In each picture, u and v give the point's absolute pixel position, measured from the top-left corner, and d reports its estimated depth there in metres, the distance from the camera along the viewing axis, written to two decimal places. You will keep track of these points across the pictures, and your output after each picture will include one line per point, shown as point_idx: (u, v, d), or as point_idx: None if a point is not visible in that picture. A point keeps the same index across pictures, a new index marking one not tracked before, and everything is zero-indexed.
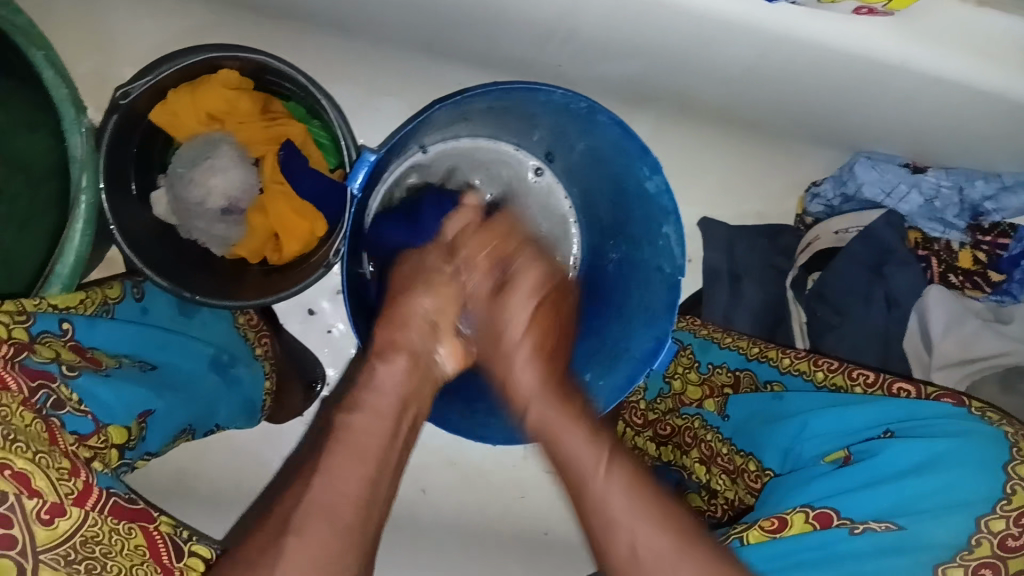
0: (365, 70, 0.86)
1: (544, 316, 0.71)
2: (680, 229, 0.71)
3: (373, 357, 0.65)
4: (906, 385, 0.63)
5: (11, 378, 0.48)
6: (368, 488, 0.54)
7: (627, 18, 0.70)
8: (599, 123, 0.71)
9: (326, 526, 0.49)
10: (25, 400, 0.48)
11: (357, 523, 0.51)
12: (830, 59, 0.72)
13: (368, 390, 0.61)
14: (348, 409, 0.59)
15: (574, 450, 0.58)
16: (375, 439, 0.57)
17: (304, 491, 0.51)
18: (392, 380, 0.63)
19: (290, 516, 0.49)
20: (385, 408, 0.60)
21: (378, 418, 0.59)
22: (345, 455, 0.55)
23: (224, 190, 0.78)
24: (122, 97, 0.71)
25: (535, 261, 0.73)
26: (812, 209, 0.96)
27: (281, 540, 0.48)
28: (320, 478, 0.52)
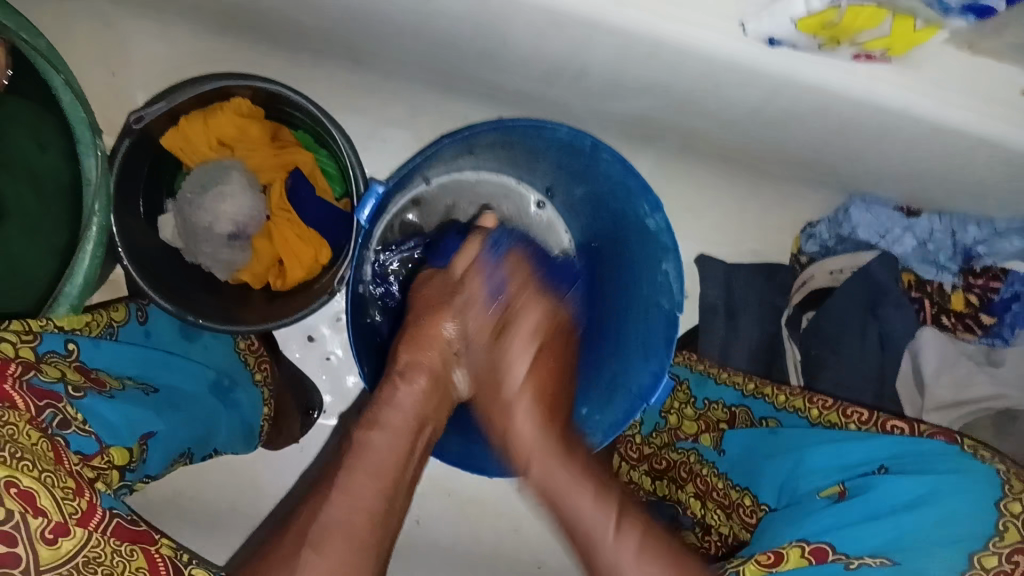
0: (375, 102, 0.88)
1: (544, 364, 0.72)
2: (680, 265, 0.72)
3: (394, 374, 0.67)
4: (900, 422, 0.64)
5: (19, 397, 0.49)
6: (379, 503, 0.56)
7: (635, 60, 0.72)
8: (603, 160, 0.72)
9: (342, 543, 0.52)
10: (31, 419, 0.49)
11: (371, 538, 0.54)
12: (831, 103, 0.74)
13: (386, 401, 0.64)
14: (368, 425, 0.62)
15: (622, 565, 0.55)
16: (390, 457, 0.60)
17: (318, 507, 0.54)
18: (409, 399, 0.65)
19: (308, 527, 0.52)
20: (401, 426, 0.63)
21: (397, 436, 0.62)
22: (360, 470, 0.57)
23: (232, 216, 0.78)
24: (137, 122, 0.72)
25: (535, 303, 0.73)
26: (808, 248, 0.98)
27: (298, 552, 0.50)
28: (339, 494, 0.55)
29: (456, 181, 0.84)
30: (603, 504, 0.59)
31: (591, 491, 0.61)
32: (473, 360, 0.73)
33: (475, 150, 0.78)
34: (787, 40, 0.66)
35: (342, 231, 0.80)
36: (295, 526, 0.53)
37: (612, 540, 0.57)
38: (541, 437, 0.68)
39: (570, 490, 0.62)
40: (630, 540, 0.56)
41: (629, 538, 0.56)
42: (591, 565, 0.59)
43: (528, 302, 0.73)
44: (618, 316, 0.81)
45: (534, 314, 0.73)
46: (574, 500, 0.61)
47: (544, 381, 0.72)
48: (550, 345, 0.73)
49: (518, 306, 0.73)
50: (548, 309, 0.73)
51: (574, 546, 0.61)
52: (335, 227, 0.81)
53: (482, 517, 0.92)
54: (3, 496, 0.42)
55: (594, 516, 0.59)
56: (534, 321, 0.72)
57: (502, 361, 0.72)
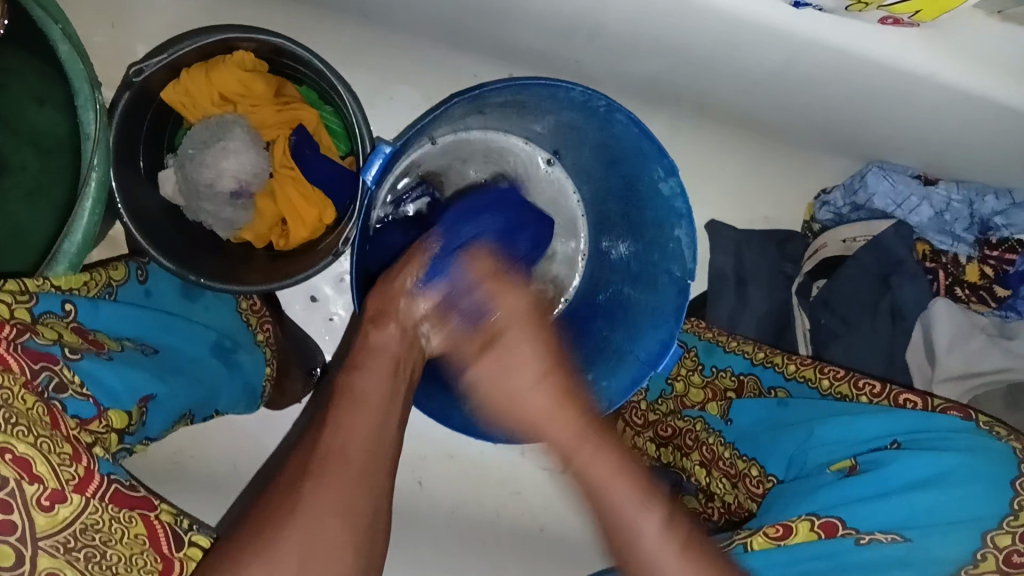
0: (382, 58, 0.85)
1: (536, 348, 0.68)
2: (693, 231, 0.70)
3: (367, 323, 0.67)
4: (913, 396, 0.63)
5: (13, 359, 0.47)
6: (375, 435, 0.55)
7: (653, 17, 0.69)
8: (617, 122, 0.70)
9: (341, 468, 0.51)
10: (27, 383, 0.48)
11: (368, 466, 0.53)
12: (852, 66, 0.71)
13: (368, 349, 0.64)
14: (351, 373, 0.62)
15: (664, 560, 0.55)
16: (373, 400, 0.59)
17: (315, 442, 0.53)
18: (387, 340, 0.65)
19: (307, 464, 0.51)
20: (384, 366, 0.63)
21: (379, 376, 0.62)
22: (347, 408, 0.57)
23: (235, 173, 0.75)
24: (135, 75, 0.69)
25: (519, 298, 0.70)
26: (820, 216, 0.96)
27: (298, 485, 0.50)
28: (334, 431, 0.54)
29: (461, 139, 0.82)
30: (626, 477, 0.59)
31: (630, 477, 0.59)
32: (505, 369, 0.67)
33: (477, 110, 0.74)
34: (812, 2, 0.64)
35: (345, 189, 0.78)
36: (298, 463, 0.52)
37: (602, 472, 0.59)
38: (578, 436, 0.62)
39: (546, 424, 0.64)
40: (625, 483, 0.58)
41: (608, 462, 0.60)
42: (611, 533, 0.58)
43: (506, 294, 0.70)
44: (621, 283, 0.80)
45: (522, 301, 0.70)
46: (553, 437, 0.63)
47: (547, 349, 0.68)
48: (530, 320, 0.69)
49: (503, 299, 0.70)
50: (526, 297, 0.71)
51: (596, 513, 0.60)
52: (339, 186, 0.78)
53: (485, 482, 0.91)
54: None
55: (603, 469, 0.59)
56: (519, 305, 0.70)
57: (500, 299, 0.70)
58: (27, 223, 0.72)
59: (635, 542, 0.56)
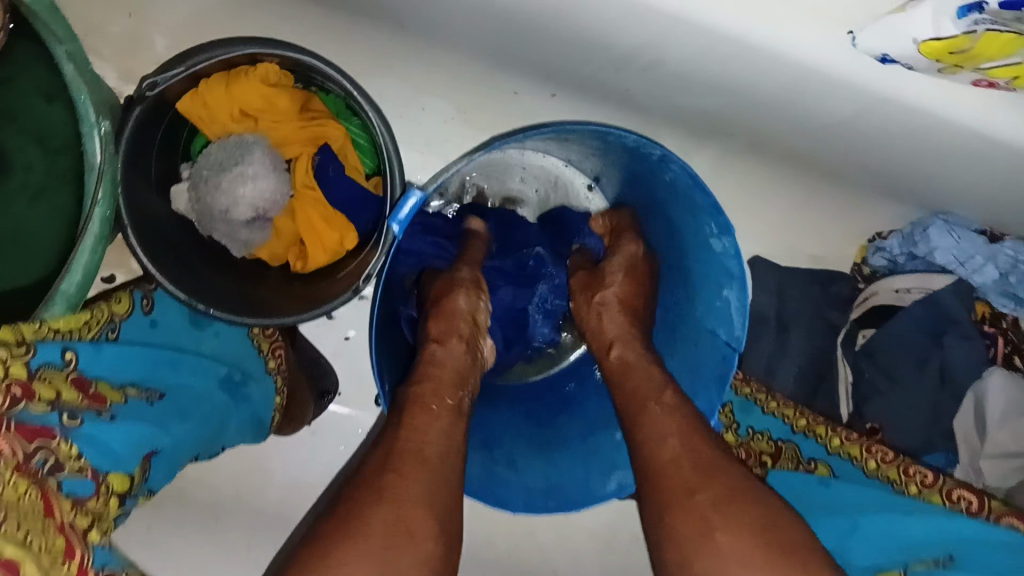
0: (413, 68, 0.78)
1: (631, 285, 0.71)
2: (745, 296, 0.64)
3: (430, 340, 0.68)
4: (966, 493, 0.61)
5: (4, 442, 0.43)
6: (443, 440, 0.58)
7: (717, 58, 0.63)
8: (671, 172, 0.64)
9: (422, 465, 0.55)
10: (19, 466, 0.43)
11: (443, 464, 0.56)
12: (930, 124, 0.65)
13: (434, 363, 0.65)
14: (414, 382, 0.64)
15: (705, 527, 0.51)
16: (441, 406, 0.61)
17: (391, 441, 0.57)
18: (450, 355, 0.67)
19: (388, 459, 0.55)
20: (447, 378, 0.64)
21: (441, 387, 0.63)
22: (415, 410, 0.60)
23: (253, 201, 0.68)
24: (150, 89, 0.62)
25: (632, 241, 0.74)
26: (873, 261, 0.88)
27: (383, 473, 0.54)
28: (408, 431, 0.58)
29: (498, 157, 0.75)
30: (702, 464, 0.54)
31: (722, 499, 0.52)
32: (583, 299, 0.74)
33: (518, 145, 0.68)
34: (902, 59, 0.57)
35: (368, 213, 0.72)
36: (380, 455, 0.56)
37: (684, 514, 0.52)
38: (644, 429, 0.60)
39: (641, 411, 0.62)
40: (687, 472, 0.55)
41: (672, 446, 0.57)
42: (660, 531, 0.54)
43: (624, 240, 0.74)
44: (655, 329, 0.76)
45: (634, 246, 0.73)
46: (655, 448, 0.58)
47: (638, 295, 0.71)
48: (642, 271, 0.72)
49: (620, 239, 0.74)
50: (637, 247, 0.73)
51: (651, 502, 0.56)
52: (362, 210, 0.72)
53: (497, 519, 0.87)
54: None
55: (719, 485, 0.53)
56: (630, 253, 0.73)
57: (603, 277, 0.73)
58: (32, 226, 0.69)
59: (687, 549, 0.51)
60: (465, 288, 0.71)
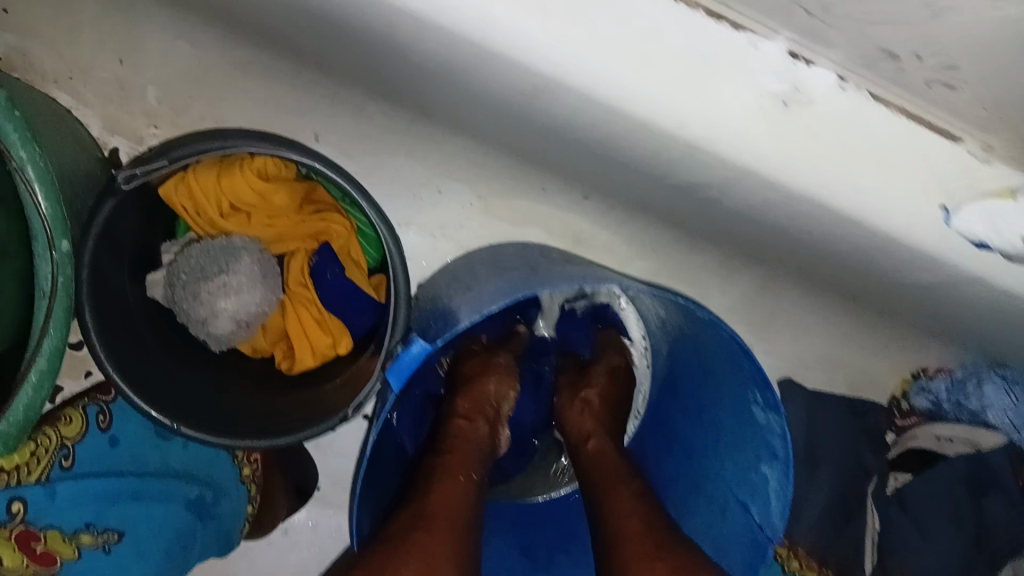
0: (434, 151, 0.70)
1: (607, 391, 0.71)
2: (783, 477, 0.56)
3: (457, 415, 0.66)
4: None
5: None
6: (467, 508, 0.57)
7: (785, 209, 0.54)
8: (717, 332, 0.56)
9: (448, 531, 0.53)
10: None
11: (466, 531, 0.55)
12: (1017, 306, 0.57)
13: (462, 437, 0.64)
14: (440, 452, 0.62)
15: None
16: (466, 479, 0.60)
17: (418, 499, 0.56)
18: (477, 435, 0.65)
19: (416, 516, 0.53)
20: (472, 453, 0.63)
21: (467, 460, 0.62)
22: (445, 477, 0.58)
23: (235, 314, 0.58)
24: (125, 181, 0.54)
25: (620, 350, 0.75)
26: (916, 400, 0.81)
27: (410, 530, 0.52)
28: (435, 492, 0.56)
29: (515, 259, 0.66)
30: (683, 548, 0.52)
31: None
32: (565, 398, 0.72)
33: (537, 276, 0.59)
34: (1001, 247, 0.49)
35: (369, 320, 0.65)
36: (407, 510, 0.55)
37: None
38: (626, 501, 0.58)
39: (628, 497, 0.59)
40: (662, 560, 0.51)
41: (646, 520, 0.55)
42: None
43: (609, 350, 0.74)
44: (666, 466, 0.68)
45: (620, 359, 0.74)
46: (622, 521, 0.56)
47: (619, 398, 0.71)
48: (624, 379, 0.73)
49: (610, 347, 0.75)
50: (622, 354, 0.75)
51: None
52: (363, 315, 0.65)
53: None
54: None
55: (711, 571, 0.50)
56: (616, 360, 0.74)
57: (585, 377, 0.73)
58: None
59: None
60: (494, 376, 0.69)
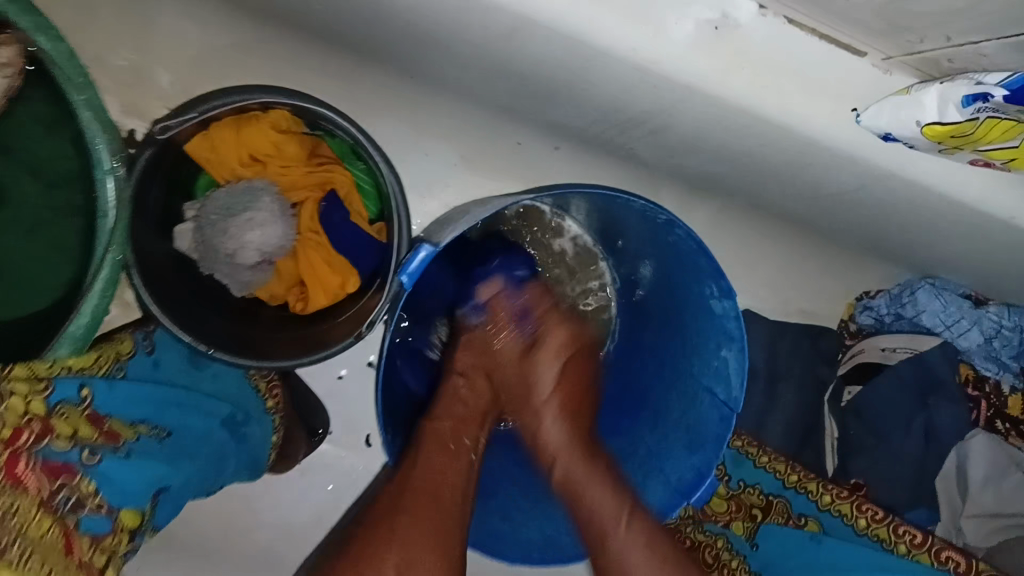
0: (422, 113, 0.79)
1: (570, 375, 0.73)
2: (743, 355, 0.65)
3: (455, 375, 0.74)
4: (954, 553, 0.65)
5: (30, 478, 0.46)
6: (458, 477, 0.64)
7: (727, 128, 0.64)
8: (674, 234, 0.65)
9: (433, 507, 0.61)
10: (44, 501, 0.47)
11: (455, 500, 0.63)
12: (932, 202, 0.67)
13: (453, 397, 0.72)
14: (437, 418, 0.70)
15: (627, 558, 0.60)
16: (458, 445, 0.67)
17: (407, 474, 0.64)
18: (468, 394, 0.73)
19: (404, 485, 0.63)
20: (461, 417, 0.70)
21: (459, 422, 0.70)
22: (434, 447, 0.66)
23: (259, 246, 0.70)
24: (161, 131, 0.63)
25: (564, 323, 0.76)
26: (860, 318, 0.90)
27: (395, 517, 0.60)
28: (423, 462, 0.64)
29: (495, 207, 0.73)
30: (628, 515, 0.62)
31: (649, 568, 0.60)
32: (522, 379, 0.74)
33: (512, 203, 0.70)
34: (904, 139, 0.58)
35: (373, 260, 0.73)
36: (393, 489, 0.64)
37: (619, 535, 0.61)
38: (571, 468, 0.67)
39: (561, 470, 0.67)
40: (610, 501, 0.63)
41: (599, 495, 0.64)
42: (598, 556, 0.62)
43: (553, 324, 0.75)
44: (657, 386, 0.74)
45: (565, 331, 0.75)
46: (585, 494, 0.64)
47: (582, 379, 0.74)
48: (580, 354, 0.75)
49: (551, 319, 0.75)
50: (572, 329, 0.76)
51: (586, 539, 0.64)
52: (367, 256, 0.73)
53: None
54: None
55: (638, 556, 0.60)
56: (561, 336, 0.75)
57: (533, 375, 0.73)
58: None
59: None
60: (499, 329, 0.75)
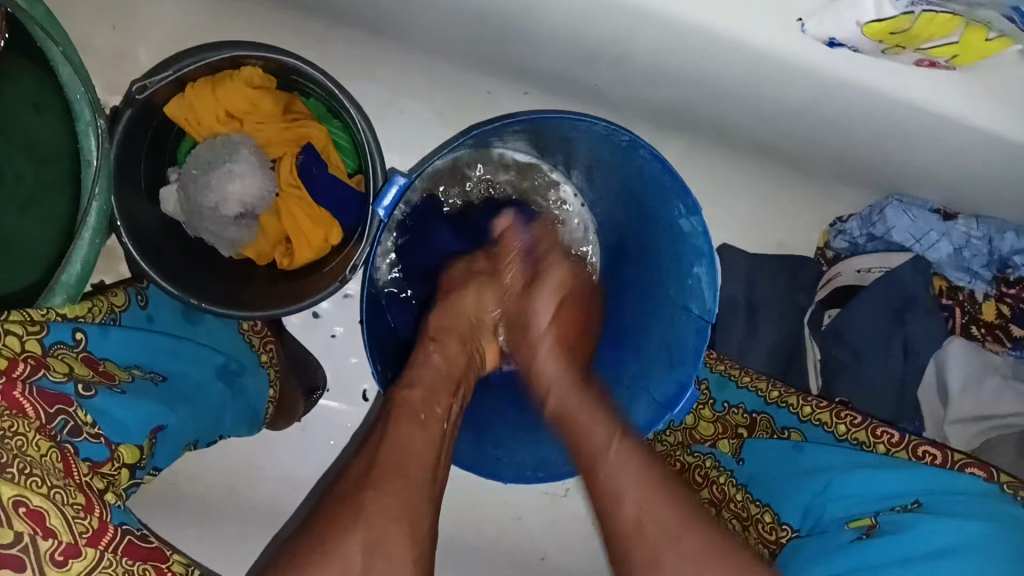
0: (392, 71, 0.82)
1: (567, 311, 0.73)
2: (713, 270, 0.67)
3: (428, 339, 0.69)
4: (932, 448, 0.63)
5: (29, 404, 0.46)
6: (428, 450, 0.58)
7: (681, 50, 0.67)
8: (639, 156, 0.67)
9: (400, 482, 0.54)
10: (42, 427, 0.46)
11: (426, 478, 0.56)
12: (888, 108, 0.69)
13: (427, 363, 0.66)
14: (407, 386, 0.63)
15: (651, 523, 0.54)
16: (429, 413, 0.61)
17: (374, 450, 0.56)
18: (443, 360, 0.67)
19: (366, 474, 0.54)
20: (436, 382, 0.64)
21: (432, 392, 0.63)
22: (406, 420, 0.59)
23: (241, 196, 0.73)
24: (139, 91, 0.66)
25: (562, 263, 0.75)
26: (835, 244, 0.93)
27: (361, 494, 0.52)
28: (390, 443, 0.57)
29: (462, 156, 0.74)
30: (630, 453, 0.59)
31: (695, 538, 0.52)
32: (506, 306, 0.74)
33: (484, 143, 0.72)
34: (849, 43, 0.61)
35: (354, 211, 0.75)
36: (348, 481, 0.54)
37: (636, 505, 0.55)
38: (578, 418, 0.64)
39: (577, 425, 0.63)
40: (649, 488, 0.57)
41: (625, 461, 0.59)
42: (605, 516, 0.57)
43: (554, 263, 0.75)
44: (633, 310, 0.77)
45: (564, 269, 0.75)
46: (586, 435, 0.63)
47: (572, 303, 0.74)
48: (571, 301, 0.74)
49: (554, 261, 0.75)
50: (571, 270, 0.75)
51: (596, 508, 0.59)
52: (349, 208, 0.75)
53: (486, 508, 0.89)
54: (11, 516, 0.38)
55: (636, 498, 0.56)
56: (560, 276, 0.74)
57: (530, 307, 0.72)
58: (24, 235, 0.70)
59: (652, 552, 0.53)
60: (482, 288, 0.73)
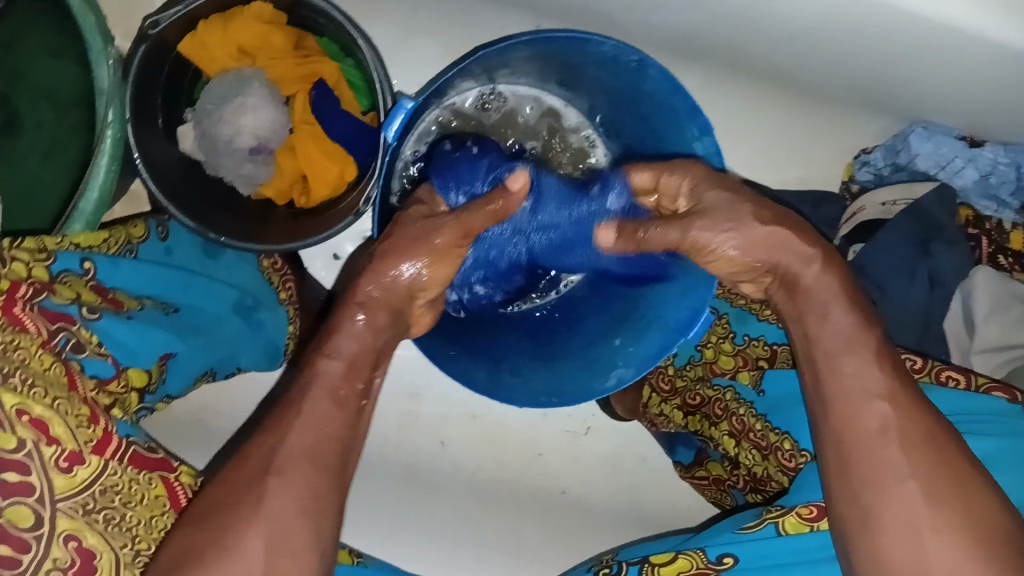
0: (402, 7, 0.82)
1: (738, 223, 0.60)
2: None
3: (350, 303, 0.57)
4: (954, 372, 0.61)
5: (29, 320, 0.47)
6: (343, 433, 0.52)
7: None
8: (648, 77, 0.66)
9: (310, 469, 0.48)
10: (43, 342, 0.47)
11: (335, 466, 0.50)
12: (905, 26, 0.68)
13: (355, 340, 0.56)
14: (327, 358, 0.54)
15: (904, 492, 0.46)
16: (348, 398, 0.53)
17: (284, 434, 0.49)
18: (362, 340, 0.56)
19: (271, 457, 0.48)
20: (357, 359, 0.55)
21: (355, 368, 0.55)
22: (324, 398, 0.51)
23: (254, 130, 0.74)
24: (151, 27, 0.68)
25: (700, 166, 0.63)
26: (860, 176, 0.91)
27: (262, 480, 0.47)
28: (299, 425, 0.50)
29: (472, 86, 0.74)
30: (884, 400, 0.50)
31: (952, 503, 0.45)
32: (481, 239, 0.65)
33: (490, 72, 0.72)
34: None
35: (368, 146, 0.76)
36: (260, 450, 0.48)
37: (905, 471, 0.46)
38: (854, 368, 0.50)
39: (841, 357, 0.52)
40: (895, 450, 0.48)
41: (882, 412, 0.49)
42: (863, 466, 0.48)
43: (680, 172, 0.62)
44: None
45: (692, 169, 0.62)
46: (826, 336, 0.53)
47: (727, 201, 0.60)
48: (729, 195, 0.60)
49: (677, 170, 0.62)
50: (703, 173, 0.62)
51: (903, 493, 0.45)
52: (361, 144, 0.76)
53: (508, 444, 0.89)
54: (16, 423, 0.40)
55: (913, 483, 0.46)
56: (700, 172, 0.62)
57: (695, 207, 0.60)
58: (45, 180, 0.71)
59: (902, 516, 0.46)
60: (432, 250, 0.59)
